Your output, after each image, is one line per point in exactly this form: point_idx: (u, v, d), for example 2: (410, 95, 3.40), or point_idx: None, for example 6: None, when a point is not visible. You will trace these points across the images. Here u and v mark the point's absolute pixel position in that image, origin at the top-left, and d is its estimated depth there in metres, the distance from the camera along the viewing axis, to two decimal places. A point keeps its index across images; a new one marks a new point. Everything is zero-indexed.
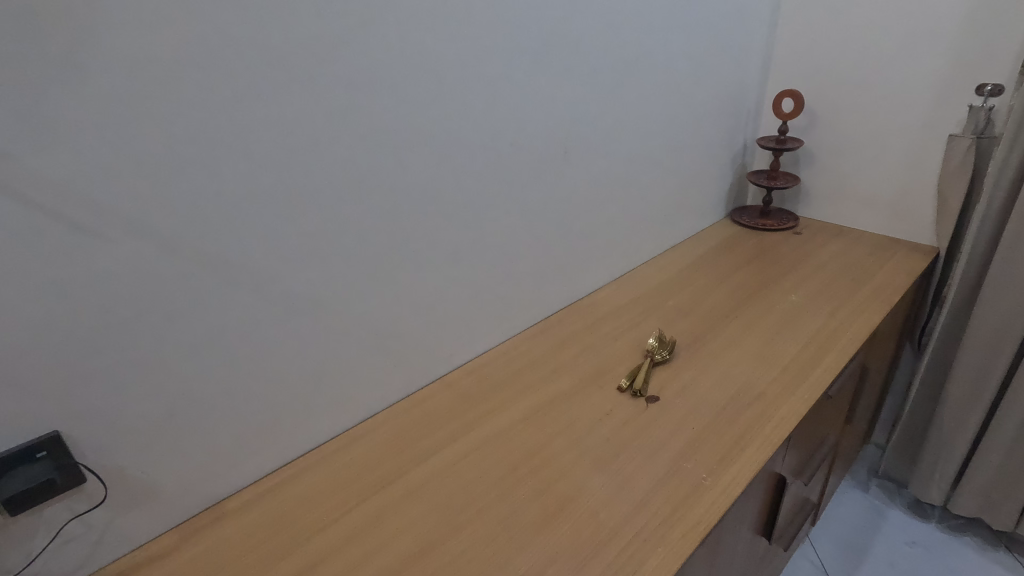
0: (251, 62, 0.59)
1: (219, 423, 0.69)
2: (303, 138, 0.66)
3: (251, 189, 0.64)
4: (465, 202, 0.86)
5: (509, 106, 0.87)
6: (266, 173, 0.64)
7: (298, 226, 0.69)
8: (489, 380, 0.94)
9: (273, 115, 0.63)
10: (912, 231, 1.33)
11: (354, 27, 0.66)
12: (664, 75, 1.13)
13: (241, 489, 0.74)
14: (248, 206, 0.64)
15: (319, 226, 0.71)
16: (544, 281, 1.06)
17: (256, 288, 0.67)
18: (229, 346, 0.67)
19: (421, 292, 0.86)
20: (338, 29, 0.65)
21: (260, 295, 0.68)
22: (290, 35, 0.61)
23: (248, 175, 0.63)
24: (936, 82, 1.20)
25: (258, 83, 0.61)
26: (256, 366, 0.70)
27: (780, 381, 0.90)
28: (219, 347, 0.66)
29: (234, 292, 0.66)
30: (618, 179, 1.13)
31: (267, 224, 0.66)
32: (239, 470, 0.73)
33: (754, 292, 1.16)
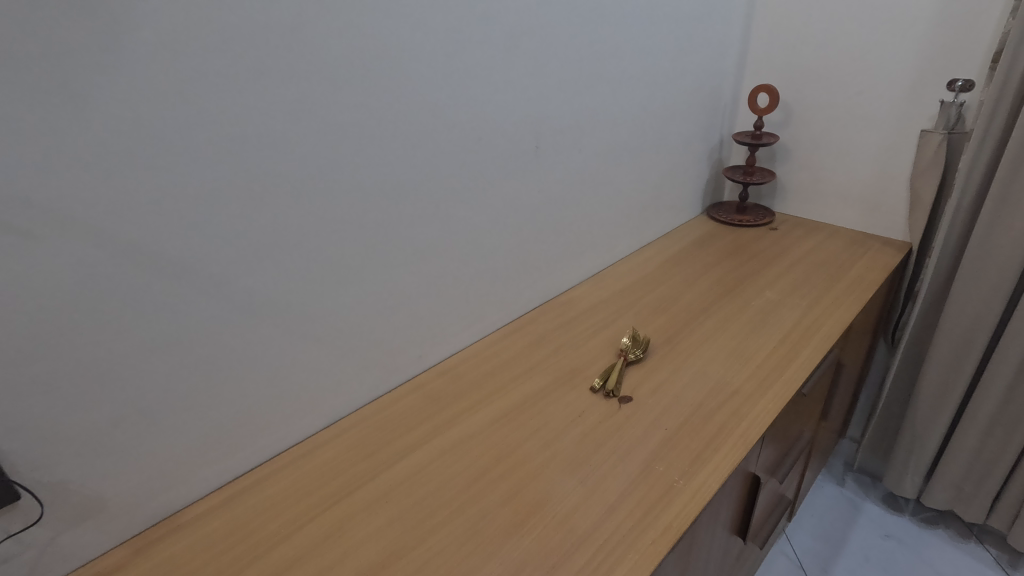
0: (195, 54, 0.56)
1: (171, 432, 0.66)
2: (255, 134, 0.63)
3: (199, 187, 0.60)
4: (432, 199, 0.84)
5: (477, 99, 0.85)
6: (216, 170, 0.61)
7: (252, 227, 0.66)
8: (460, 381, 0.92)
9: (223, 110, 0.60)
10: (886, 226, 1.33)
11: (309, 18, 0.63)
12: (637, 69, 1.12)
13: (197, 500, 0.72)
14: (196, 206, 0.61)
15: (277, 225, 0.68)
16: (517, 279, 1.04)
17: (210, 291, 0.65)
18: (179, 352, 0.64)
19: (388, 292, 0.83)
20: (291, 20, 0.62)
21: (213, 298, 0.65)
22: (238, 26, 0.58)
23: (195, 173, 0.60)
24: (908, 77, 1.20)
25: (203, 76, 0.58)
26: (210, 372, 0.68)
27: (754, 379, 0.89)
28: (168, 354, 0.64)
29: (183, 296, 0.63)
30: (591, 175, 1.11)
31: (217, 224, 0.63)
32: (195, 480, 0.71)
33: (729, 288, 1.15)
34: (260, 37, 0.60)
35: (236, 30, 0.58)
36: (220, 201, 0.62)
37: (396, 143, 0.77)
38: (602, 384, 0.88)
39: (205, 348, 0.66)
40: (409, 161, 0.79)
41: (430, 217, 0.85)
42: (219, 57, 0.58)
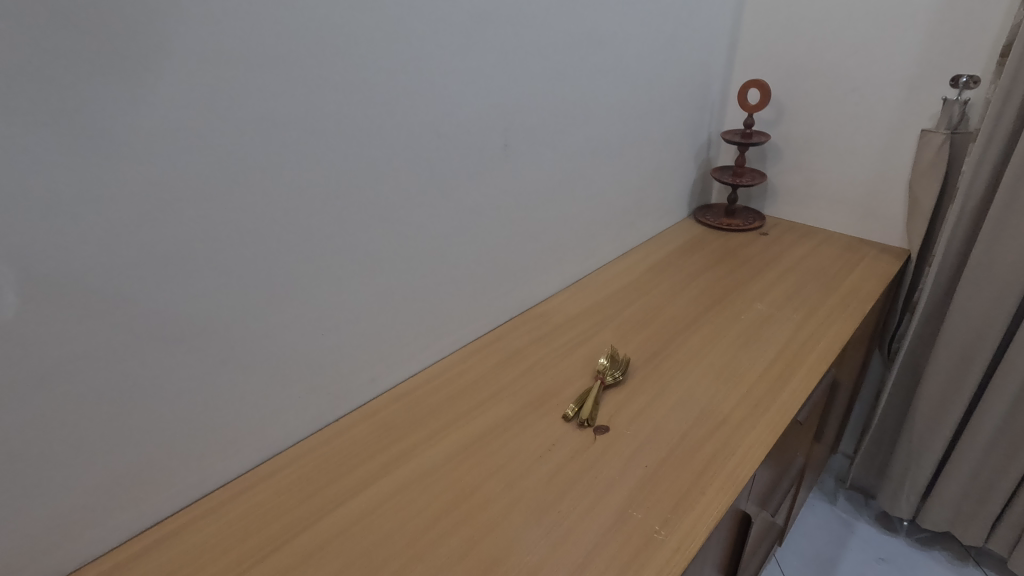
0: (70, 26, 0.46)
1: (59, 481, 0.56)
2: (156, 126, 0.52)
3: (81, 190, 0.50)
4: (384, 203, 0.74)
5: (436, 90, 0.74)
6: (103, 170, 0.50)
7: (156, 236, 0.55)
8: (418, 407, 0.82)
9: (113, 97, 0.49)
10: (883, 231, 1.25)
11: None
12: (618, 60, 1.02)
13: (100, 557, 0.61)
14: (78, 212, 0.50)
15: (190, 234, 0.57)
16: (485, 290, 0.95)
17: (106, 313, 0.54)
18: (65, 389, 0.53)
19: (333, 310, 0.73)
20: None
21: (110, 322, 0.55)
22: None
23: (75, 173, 0.49)
24: (909, 72, 1.12)
25: (84, 54, 0.47)
26: (108, 410, 0.57)
27: (746, 404, 0.80)
28: (48, 391, 0.53)
29: (66, 322, 0.52)
30: (567, 176, 1.02)
31: (108, 235, 0.52)
32: (95, 535, 0.60)
33: (718, 299, 1.07)
34: (159, 8, 0.50)
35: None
36: (112, 206, 0.52)
37: (339, 139, 0.66)
38: (575, 412, 0.78)
39: (103, 381, 0.56)
40: (354, 159, 0.69)
41: (382, 224, 0.74)
42: (105, 31, 0.48)
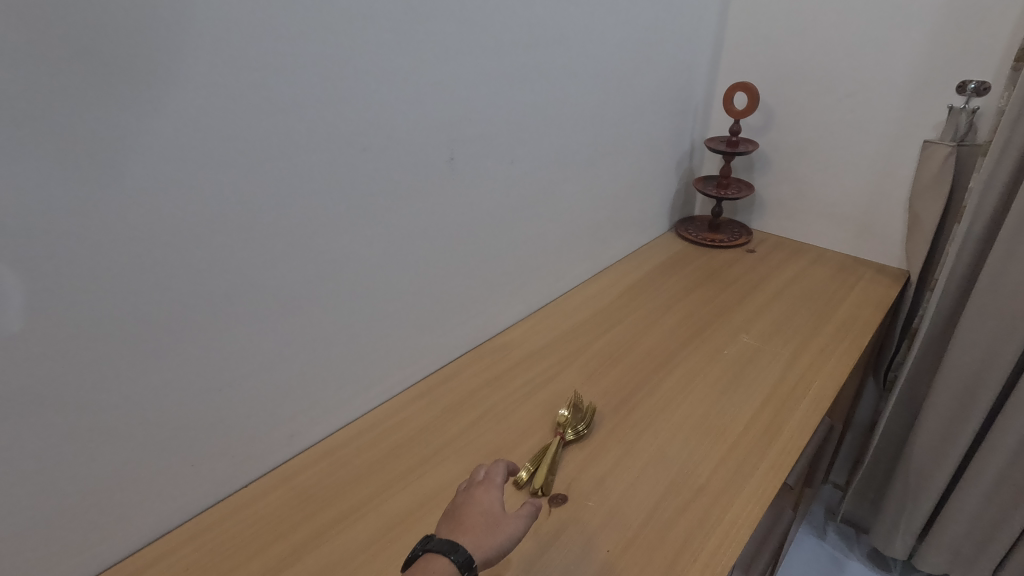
0: None
1: None
2: None
3: None
4: (295, 231, 0.61)
5: (357, 95, 0.62)
6: None
7: None
8: (345, 471, 0.70)
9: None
10: (880, 250, 1.15)
11: None
12: (587, 59, 0.90)
13: None
14: None
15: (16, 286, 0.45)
16: (432, 324, 0.82)
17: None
18: None
19: (231, 362, 0.61)
20: None
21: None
22: None
23: None
24: (910, 77, 1.01)
25: None
26: None
27: (728, 466, 0.69)
28: None
29: None
30: (529, 191, 0.90)
31: None
32: None
33: (699, 329, 0.95)
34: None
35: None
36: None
37: (222, 159, 0.54)
38: (528, 478, 0.67)
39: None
40: (249, 181, 0.56)
41: (292, 256, 0.62)
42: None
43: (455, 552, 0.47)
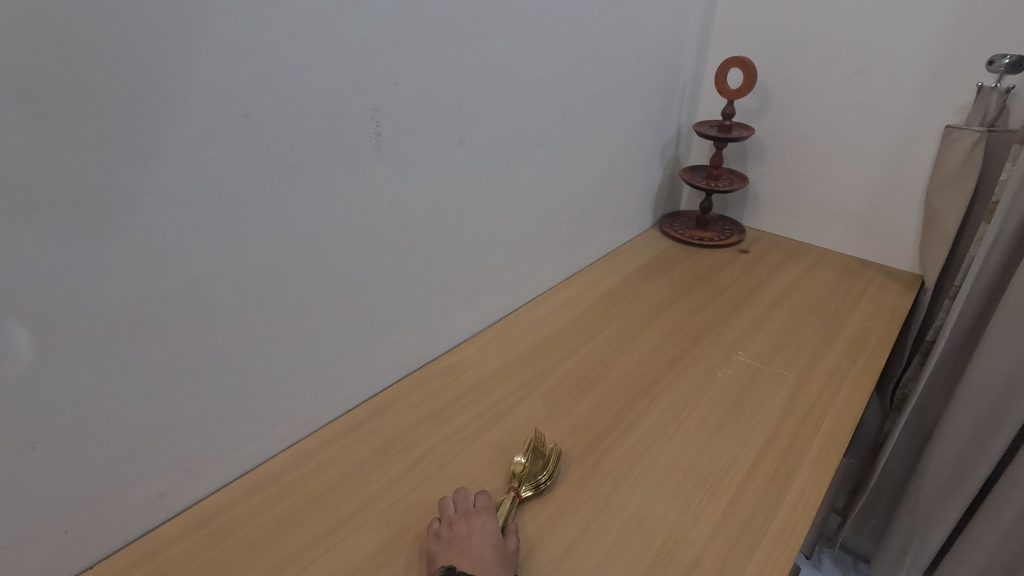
0: None
1: None
2: None
3: None
4: (140, 230, 0.45)
5: (228, 38, 0.45)
6: None
7: None
8: (229, 543, 0.54)
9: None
10: (889, 252, 1.01)
11: None
12: (555, 18, 0.74)
13: None
14: None
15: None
16: (358, 342, 0.66)
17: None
18: None
19: (49, 405, 0.44)
20: None
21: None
22: None
23: None
24: (931, 50, 0.86)
25: None
26: None
27: (726, 531, 0.54)
28: None
29: None
30: (484, 178, 0.74)
31: None
32: None
33: (686, 347, 0.80)
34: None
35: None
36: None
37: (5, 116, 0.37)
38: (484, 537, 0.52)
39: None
40: (53, 157, 0.39)
41: (137, 260, 0.46)
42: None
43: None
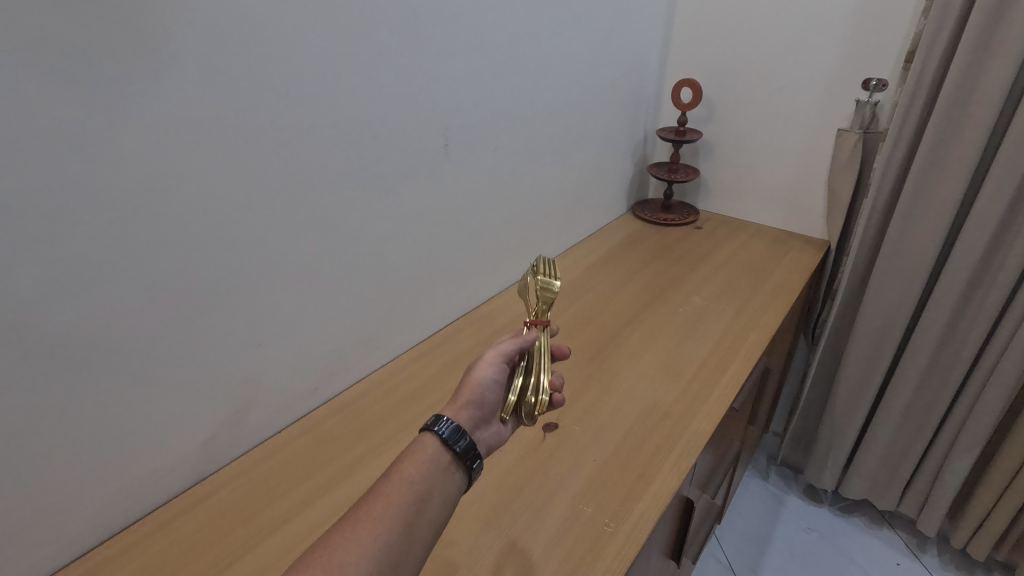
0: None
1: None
2: (76, 141, 0.50)
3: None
4: (321, 212, 0.73)
5: (367, 88, 0.73)
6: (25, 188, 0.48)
7: (84, 254, 0.52)
8: (363, 419, 0.81)
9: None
10: (805, 225, 1.34)
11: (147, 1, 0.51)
12: (555, 58, 1.04)
13: None
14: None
15: (86, 242, 0.52)
16: (427, 292, 0.94)
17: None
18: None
19: (263, 321, 0.70)
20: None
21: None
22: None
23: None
24: (826, 75, 1.19)
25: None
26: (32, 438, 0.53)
27: (685, 396, 0.84)
28: None
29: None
30: (509, 175, 1.03)
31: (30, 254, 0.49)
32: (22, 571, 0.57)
33: (656, 295, 1.10)
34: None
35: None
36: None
37: (260, 143, 0.63)
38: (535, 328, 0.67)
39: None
40: (257, 173, 0.64)
41: (315, 229, 0.73)
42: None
43: (449, 441, 0.51)
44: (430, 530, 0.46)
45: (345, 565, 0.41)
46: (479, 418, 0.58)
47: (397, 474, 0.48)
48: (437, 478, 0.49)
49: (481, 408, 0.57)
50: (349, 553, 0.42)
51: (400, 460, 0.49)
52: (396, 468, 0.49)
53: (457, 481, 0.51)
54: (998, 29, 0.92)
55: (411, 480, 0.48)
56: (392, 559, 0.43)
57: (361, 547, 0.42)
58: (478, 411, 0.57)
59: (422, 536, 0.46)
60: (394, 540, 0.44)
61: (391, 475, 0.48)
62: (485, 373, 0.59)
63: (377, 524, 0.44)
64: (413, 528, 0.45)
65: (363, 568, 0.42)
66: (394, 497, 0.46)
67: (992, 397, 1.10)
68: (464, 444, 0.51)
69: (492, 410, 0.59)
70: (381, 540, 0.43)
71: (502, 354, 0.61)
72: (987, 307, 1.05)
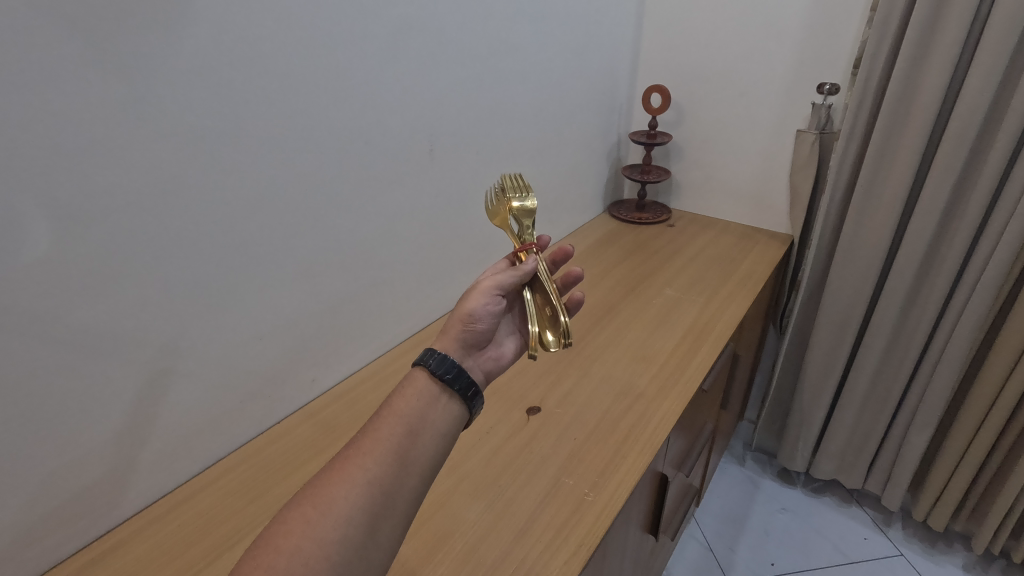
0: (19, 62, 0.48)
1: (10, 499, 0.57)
2: (97, 151, 0.55)
3: (26, 214, 0.52)
4: (317, 215, 0.78)
5: (357, 99, 0.78)
6: (50, 195, 0.53)
7: (101, 255, 0.57)
8: (359, 408, 0.86)
9: (11, 107, 0.49)
10: (771, 220, 1.42)
11: (157, 23, 0.56)
12: (532, 68, 1.10)
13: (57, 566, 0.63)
14: (21, 234, 0.52)
15: (106, 243, 0.57)
16: (416, 289, 1.00)
17: (17, 329, 0.53)
18: (23, 406, 0.55)
19: (263, 317, 0.75)
20: (137, 23, 0.55)
21: (21, 342, 0.54)
22: (67, 23, 0.50)
23: (25, 198, 0.51)
24: (784, 80, 1.27)
25: (24, 84, 0.49)
26: (56, 425, 0.58)
27: (659, 379, 0.90)
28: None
29: (11, 343, 0.53)
30: (491, 178, 1.09)
31: (54, 256, 0.54)
32: (45, 551, 0.61)
33: (632, 288, 1.16)
34: (58, 13, 0.49)
35: (28, 6, 0.48)
36: (16, 219, 0.51)
37: (259, 151, 0.68)
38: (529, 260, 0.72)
39: (16, 406, 0.55)
40: (256, 179, 0.69)
41: (311, 231, 0.78)
42: (3, 39, 0.47)
43: (438, 372, 0.56)
44: (421, 460, 0.51)
45: (338, 498, 0.46)
46: (470, 346, 0.63)
47: (389, 411, 0.53)
48: (427, 408, 0.54)
49: (473, 335, 0.63)
50: (341, 486, 0.47)
51: (393, 399, 0.55)
52: (388, 405, 0.54)
53: (450, 409, 0.56)
54: (933, 37, 1.00)
55: (402, 414, 0.53)
56: (384, 488, 0.48)
57: (353, 481, 0.47)
58: (471, 338, 0.63)
59: (413, 466, 0.50)
60: (384, 472, 0.49)
61: (383, 413, 0.53)
62: (476, 304, 0.63)
63: (367, 459, 0.49)
64: (404, 459, 0.50)
65: (356, 498, 0.47)
66: (384, 432, 0.51)
67: (943, 378, 1.19)
68: (454, 374, 0.57)
69: (483, 338, 0.64)
70: (371, 472, 0.48)
71: (497, 288, 0.64)
72: (934, 294, 1.14)
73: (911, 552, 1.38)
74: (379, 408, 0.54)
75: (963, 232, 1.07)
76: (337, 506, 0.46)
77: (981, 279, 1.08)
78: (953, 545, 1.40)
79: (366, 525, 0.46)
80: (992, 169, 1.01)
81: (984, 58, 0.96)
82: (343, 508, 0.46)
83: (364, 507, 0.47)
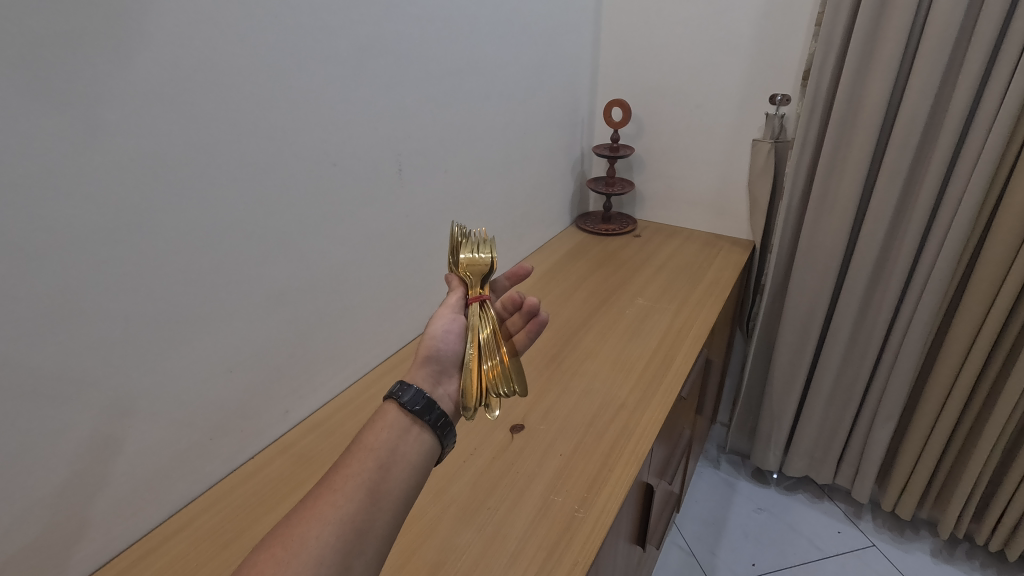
0: None
1: None
2: (46, 178, 0.51)
3: None
4: (284, 240, 0.76)
5: (322, 120, 0.77)
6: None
7: (53, 289, 0.53)
8: (335, 437, 0.84)
9: None
10: (733, 227, 1.46)
11: (105, 41, 0.53)
12: (495, 84, 1.11)
13: None
14: None
15: (58, 276, 0.54)
16: (388, 311, 0.98)
17: None
18: None
19: (232, 347, 0.72)
20: (89, 43, 0.52)
21: None
22: (13, 44, 0.47)
23: None
24: (738, 92, 1.32)
25: None
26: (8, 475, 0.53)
27: (638, 389, 0.91)
28: None
29: None
30: (458, 195, 1.08)
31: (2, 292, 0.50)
32: None
33: (604, 299, 1.18)
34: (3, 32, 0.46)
35: None
36: None
37: (222, 175, 0.66)
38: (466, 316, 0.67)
39: None
40: (219, 206, 0.66)
41: (279, 257, 0.76)
42: None
43: (406, 404, 0.55)
44: (396, 494, 0.50)
45: (310, 536, 0.44)
46: (441, 374, 0.62)
47: (360, 445, 0.52)
48: (399, 442, 0.53)
49: (439, 361, 0.62)
50: (313, 525, 0.45)
51: (364, 433, 0.54)
52: (360, 441, 0.53)
53: (423, 442, 0.55)
54: (873, 49, 1.06)
55: (373, 448, 0.52)
56: (357, 525, 0.46)
57: (324, 518, 0.45)
58: (438, 365, 0.62)
59: (386, 499, 0.49)
60: (357, 508, 0.47)
61: (354, 449, 0.52)
62: (439, 326, 0.64)
63: (340, 495, 0.47)
64: (377, 494, 0.49)
65: (329, 536, 0.45)
66: (356, 468, 0.50)
67: (902, 371, 1.24)
68: (426, 408, 0.56)
69: (452, 365, 0.63)
70: (343, 508, 0.46)
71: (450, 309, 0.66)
72: (889, 291, 1.19)
73: (881, 542, 1.43)
74: (349, 443, 0.53)
75: (913, 231, 1.13)
76: (308, 544, 0.44)
77: (931, 274, 1.13)
78: (920, 532, 1.45)
79: (340, 564, 0.44)
80: (935, 171, 1.07)
81: (921, 67, 1.02)
82: (315, 547, 0.44)
83: (336, 547, 0.45)
